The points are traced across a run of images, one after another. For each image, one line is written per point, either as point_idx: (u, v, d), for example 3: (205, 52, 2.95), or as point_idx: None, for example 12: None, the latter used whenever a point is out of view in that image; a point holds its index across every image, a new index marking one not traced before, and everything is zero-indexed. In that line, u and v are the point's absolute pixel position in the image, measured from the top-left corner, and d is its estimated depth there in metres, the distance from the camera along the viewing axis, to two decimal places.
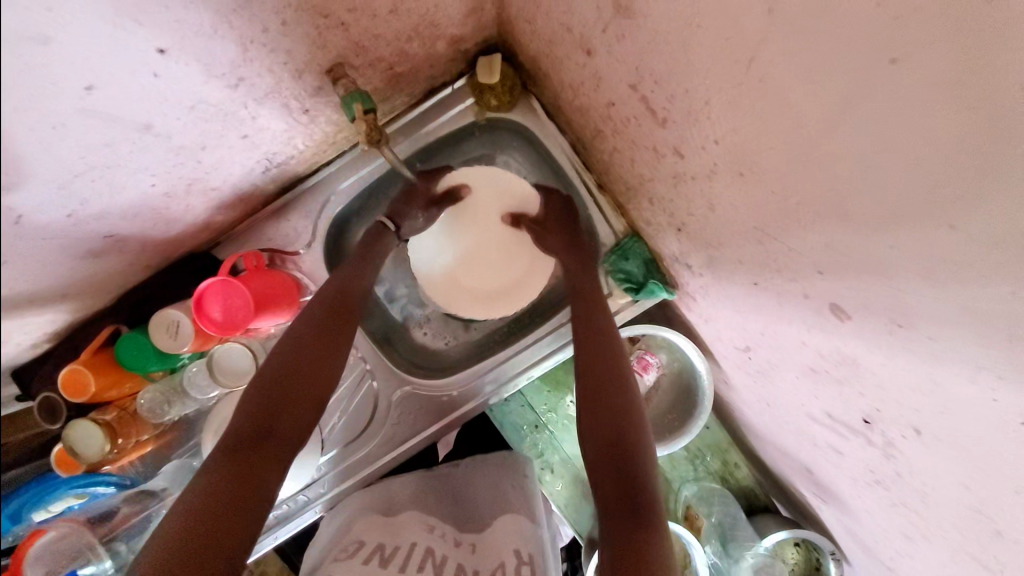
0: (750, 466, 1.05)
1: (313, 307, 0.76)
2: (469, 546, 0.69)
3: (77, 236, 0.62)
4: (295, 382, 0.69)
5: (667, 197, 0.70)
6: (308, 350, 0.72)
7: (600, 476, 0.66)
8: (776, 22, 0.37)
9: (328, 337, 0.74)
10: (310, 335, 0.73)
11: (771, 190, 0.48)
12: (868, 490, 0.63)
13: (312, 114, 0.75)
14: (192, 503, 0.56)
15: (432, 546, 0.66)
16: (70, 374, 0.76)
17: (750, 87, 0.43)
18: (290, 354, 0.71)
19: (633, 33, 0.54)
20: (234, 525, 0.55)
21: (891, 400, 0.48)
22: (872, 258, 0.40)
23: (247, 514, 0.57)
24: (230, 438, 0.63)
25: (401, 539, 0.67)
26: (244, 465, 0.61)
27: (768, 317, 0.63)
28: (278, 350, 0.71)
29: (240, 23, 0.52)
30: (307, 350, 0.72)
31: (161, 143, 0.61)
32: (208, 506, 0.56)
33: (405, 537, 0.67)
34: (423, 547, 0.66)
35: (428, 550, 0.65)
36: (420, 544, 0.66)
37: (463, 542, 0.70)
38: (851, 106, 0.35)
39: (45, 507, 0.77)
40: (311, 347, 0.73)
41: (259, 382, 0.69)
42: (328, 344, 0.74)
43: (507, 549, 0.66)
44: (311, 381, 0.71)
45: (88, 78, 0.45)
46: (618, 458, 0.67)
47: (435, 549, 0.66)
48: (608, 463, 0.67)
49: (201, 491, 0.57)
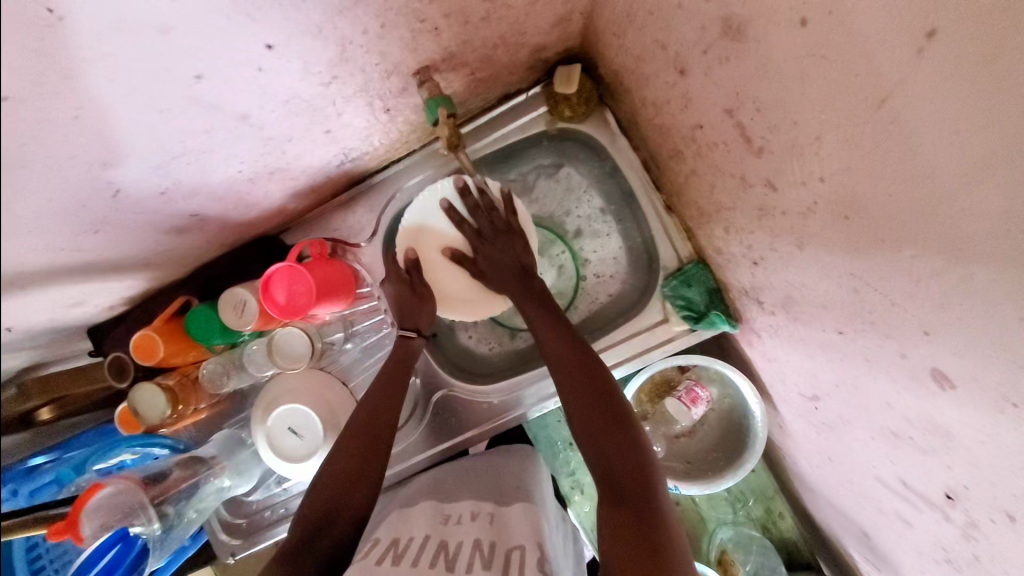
0: (795, 518, 0.98)
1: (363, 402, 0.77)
2: (486, 516, 0.65)
3: (166, 213, 0.66)
4: (355, 468, 0.70)
5: (748, 229, 0.66)
6: (360, 429, 0.74)
7: (608, 458, 0.65)
8: (924, 63, 0.33)
9: (371, 419, 0.75)
10: (361, 415, 0.75)
11: (878, 238, 0.44)
12: (935, 569, 0.57)
13: (392, 114, 0.76)
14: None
15: (447, 540, 0.60)
16: (142, 339, 0.80)
17: (875, 127, 0.39)
18: (346, 439, 0.73)
19: (739, 57, 0.52)
20: None
21: (984, 479, 0.43)
22: (994, 326, 0.36)
23: None
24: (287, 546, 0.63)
25: (414, 531, 0.62)
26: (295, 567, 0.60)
27: (849, 370, 0.58)
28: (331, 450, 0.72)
29: (343, 23, 0.53)
30: (358, 431, 0.73)
31: (253, 133, 0.63)
32: None
33: (417, 529, 0.62)
34: (438, 539, 0.60)
35: (442, 543, 0.59)
36: (434, 537, 0.60)
37: (481, 513, 0.66)
38: (1002, 160, 0.31)
39: (105, 459, 0.82)
40: (366, 428, 0.74)
41: (321, 475, 0.70)
42: (378, 426, 0.75)
43: (526, 535, 0.61)
44: (366, 461, 0.71)
45: (198, 67, 0.48)
46: (623, 443, 0.65)
47: (450, 542, 0.59)
48: (615, 448, 0.65)
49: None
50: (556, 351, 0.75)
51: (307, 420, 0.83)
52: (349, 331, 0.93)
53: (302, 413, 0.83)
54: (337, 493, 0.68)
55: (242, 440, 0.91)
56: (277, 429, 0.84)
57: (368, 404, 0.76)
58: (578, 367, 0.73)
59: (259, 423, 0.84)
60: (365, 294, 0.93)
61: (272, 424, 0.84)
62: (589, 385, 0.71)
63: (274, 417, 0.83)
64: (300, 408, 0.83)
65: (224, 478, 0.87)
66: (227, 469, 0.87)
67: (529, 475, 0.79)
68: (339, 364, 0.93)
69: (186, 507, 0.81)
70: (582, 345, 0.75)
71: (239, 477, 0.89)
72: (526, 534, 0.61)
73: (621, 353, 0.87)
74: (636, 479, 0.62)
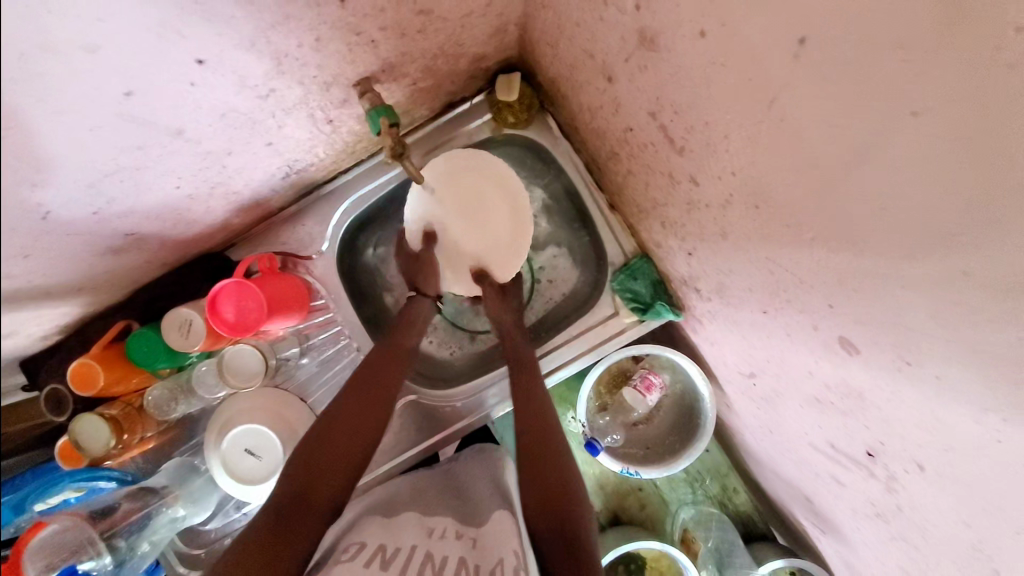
0: (749, 492, 1.05)
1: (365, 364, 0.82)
2: (467, 534, 0.64)
3: (100, 234, 0.64)
4: (327, 462, 0.70)
5: (680, 221, 0.71)
6: (341, 430, 0.73)
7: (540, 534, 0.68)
8: (801, 67, 0.38)
9: (376, 392, 0.79)
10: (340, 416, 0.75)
11: (785, 223, 0.49)
12: (868, 524, 0.63)
13: (335, 124, 0.77)
14: (250, 535, 0.61)
15: (433, 551, 0.60)
16: (81, 367, 0.76)
17: (771, 125, 0.44)
18: (313, 443, 0.71)
19: (656, 64, 0.56)
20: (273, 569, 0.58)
21: (895, 433, 0.48)
22: (884, 297, 0.41)
23: (292, 551, 0.60)
24: (282, 496, 0.66)
25: (402, 541, 0.62)
26: (296, 516, 0.64)
27: (776, 345, 0.64)
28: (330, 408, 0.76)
29: (277, 38, 0.54)
30: (335, 435, 0.73)
31: (190, 148, 0.62)
32: (259, 541, 0.60)
33: (405, 538, 0.62)
34: (424, 551, 0.60)
35: (428, 555, 0.59)
36: (420, 547, 0.61)
37: (463, 533, 0.64)
38: (869, 147, 0.36)
39: (45, 498, 0.75)
40: (369, 393, 0.78)
41: (292, 466, 0.69)
42: (381, 400, 0.79)
43: (505, 546, 0.61)
44: (338, 461, 0.71)
45: (128, 84, 0.47)
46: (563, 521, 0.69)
47: (436, 553, 0.60)
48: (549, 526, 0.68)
49: (260, 530, 0.61)
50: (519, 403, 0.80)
51: (265, 440, 0.81)
52: (304, 345, 0.92)
53: (260, 432, 0.81)
54: (310, 483, 0.67)
55: (196, 468, 0.87)
56: (232, 451, 0.81)
57: (349, 409, 0.76)
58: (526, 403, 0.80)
59: (212, 447, 0.82)
60: (319, 306, 0.92)
61: (227, 446, 0.81)
62: (550, 467, 0.74)
63: (229, 439, 0.81)
64: (256, 427, 0.81)
65: (178, 508, 0.83)
66: (181, 498, 0.83)
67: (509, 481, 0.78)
68: (295, 380, 0.92)
69: (138, 540, 0.77)
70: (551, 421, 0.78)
71: (193, 506, 0.85)
72: (506, 542, 0.61)
73: (578, 347, 0.91)
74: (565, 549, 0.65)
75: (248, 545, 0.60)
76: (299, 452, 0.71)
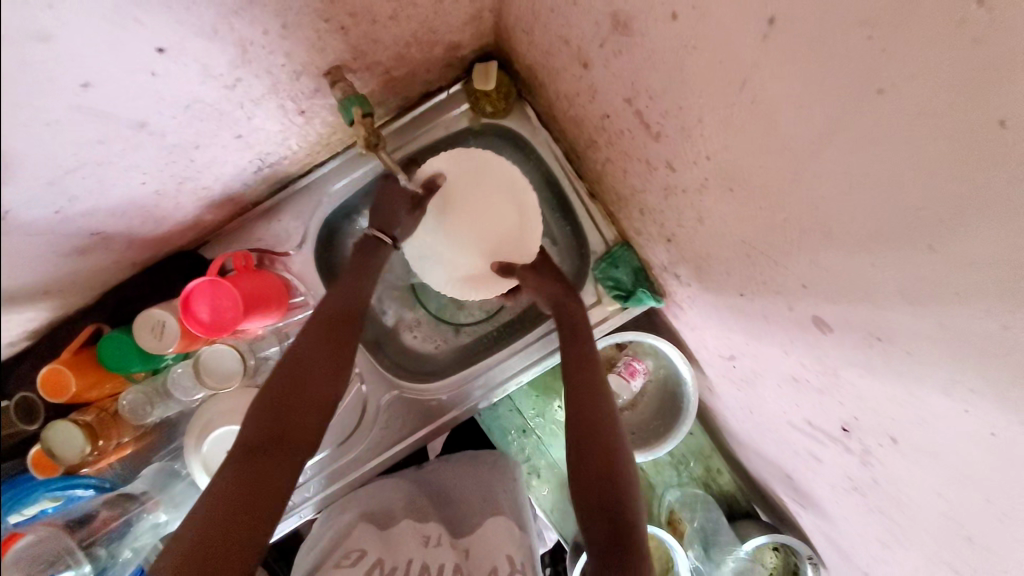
0: (732, 472, 1.07)
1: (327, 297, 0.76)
2: (460, 544, 0.66)
3: (63, 234, 0.61)
4: (290, 415, 0.67)
5: (658, 207, 0.72)
6: (307, 383, 0.69)
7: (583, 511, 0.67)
8: (769, 48, 0.39)
9: (342, 331, 0.74)
10: (305, 367, 0.70)
11: (758, 206, 0.50)
12: (846, 497, 0.65)
13: (307, 116, 0.75)
14: (220, 485, 0.60)
15: (429, 561, 0.61)
16: (50, 373, 0.73)
17: (743, 108, 0.45)
18: (275, 397, 0.67)
19: (630, 49, 0.56)
20: (247, 520, 0.58)
21: (868, 408, 0.50)
22: (854, 275, 0.42)
23: (267, 503, 0.60)
24: (247, 441, 0.64)
25: (398, 556, 0.62)
26: (264, 463, 0.63)
27: (753, 327, 0.65)
28: (294, 345, 0.72)
29: (241, 24, 0.52)
30: (300, 388, 0.69)
31: (155, 141, 0.60)
32: (229, 491, 0.59)
33: (401, 553, 0.63)
34: (420, 561, 0.61)
35: (425, 567, 0.60)
36: (416, 560, 0.61)
37: (456, 543, 0.66)
38: (836, 127, 0.37)
39: (20, 510, 0.74)
40: (336, 333, 0.74)
41: (254, 420, 0.66)
42: (345, 337, 0.74)
43: (498, 554, 0.63)
44: (303, 415, 0.68)
45: (84, 75, 0.45)
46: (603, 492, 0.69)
47: (432, 563, 0.61)
48: (593, 506, 0.67)
49: (230, 483, 0.60)
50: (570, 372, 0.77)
51: None
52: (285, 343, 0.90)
53: None
54: (275, 439, 0.65)
55: (176, 472, 0.86)
56: (214, 454, 0.81)
57: (316, 361, 0.71)
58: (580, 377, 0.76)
59: (191, 451, 0.81)
60: (298, 303, 0.90)
61: (208, 449, 0.82)
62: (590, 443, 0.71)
63: (210, 442, 0.81)
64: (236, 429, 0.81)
65: (160, 513, 0.83)
66: (161, 503, 0.83)
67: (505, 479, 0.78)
68: None
69: (119, 547, 0.78)
70: (599, 394, 0.74)
71: (176, 511, 0.84)
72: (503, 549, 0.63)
73: None
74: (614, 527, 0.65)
75: (216, 493, 0.59)
76: (260, 402, 0.67)
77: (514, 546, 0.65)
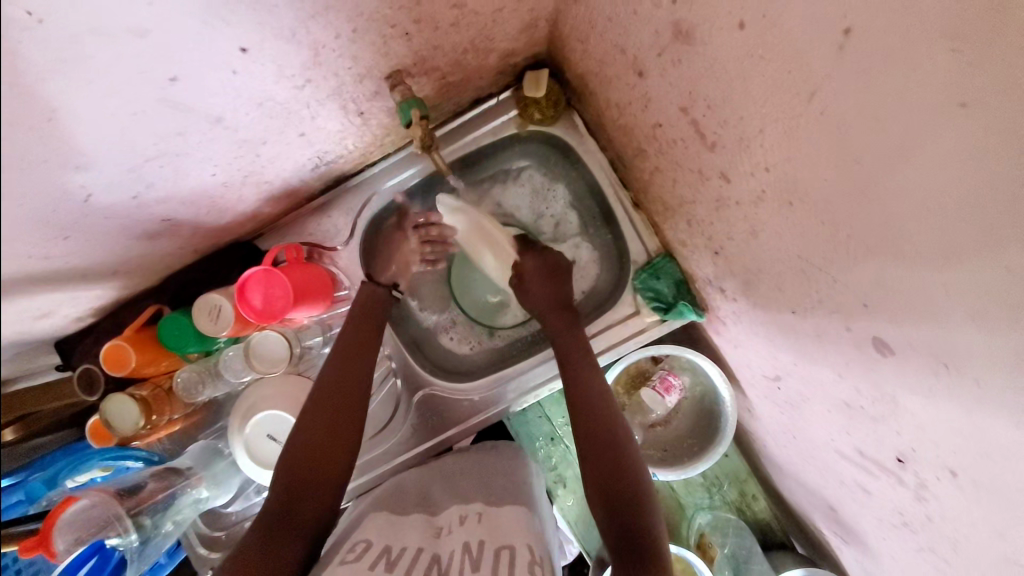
0: (768, 499, 1.03)
1: (340, 342, 0.81)
2: (475, 517, 0.67)
3: (137, 219, 0.66)
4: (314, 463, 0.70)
5: (708, 220, 0.71)
6: (333, 411, 0.74)
7: None
8: (844, 58, 0.38)
9: (354, 372, 0.78)
10: (329, 400, 0.75)
11: (818, 219, 0.49)
12: (894, 533, 0.61)
13: (365, 117, 0.78)
14: (248, 547, 0.62)
15: (439, 552, 0.60)
16: (113, 349, 0.78)
17: (809, 119, 0.43)
18: (300, 447, 0.70)
19: (690, 58, 0.56)
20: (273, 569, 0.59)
21: (928, 441, 0.47)
22: (921, 295, 0.40)
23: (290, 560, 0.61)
24: (273, 505, 0.66)
25: (406, 540, 0.63)
26: (283, 524, 0.65)
27: (805, 346, 0.63)
28: (311, 395, 0.75)
29: (316, 28, 0.55)
30: (324, 418, 0.73)
31: (227, 136, 0.64)
32: (255, 550, 0.61)
33: (410, 540, 0.63)
34: (431, 552, 0.60)
35: (433, 556, 0.59)
36: (426, 551, 0.60)
37: (470, 516, 0.67)
38: (912, 141, 0.35)
39: (73, 476, 0.80)
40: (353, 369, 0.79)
41: (285, 459, 0.70)
42: (359, 377, 0.78)
43: (517, 536, 0.63)
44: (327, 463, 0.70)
45: (172, 70, 0.49)
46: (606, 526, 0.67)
47: (442, 554, 0.60)
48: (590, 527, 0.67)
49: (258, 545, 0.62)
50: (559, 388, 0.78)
51: (286, 427, 0.84)
52: (328, 335, 0.95)
53: (281, 418, 0.84)
54: (300, 482, 0.68)
55: (219, 451, 0.90)
56: (256, 436, 0.84)
57: (330, 409, 0.74)
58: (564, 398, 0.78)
59: (235, 432, 0.85)
60: (342, 297, 0.94)
61: (250, 431, 0.85)
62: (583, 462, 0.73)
63: (252, 425, 0.84)
64: (279, 414, 0.84)
65: (202, 489, 0.86)
66: (204, 479, 0.86)
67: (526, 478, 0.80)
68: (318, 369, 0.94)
69: (162, 520, 0.79)
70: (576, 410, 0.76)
71: (216, 488, 0.88)
72: (515, 535, 0.63)
73: (597, 344, 0.90)
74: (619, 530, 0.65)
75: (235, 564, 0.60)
76: (287, 461, 0.70)
77: (535, 541, 0.63)
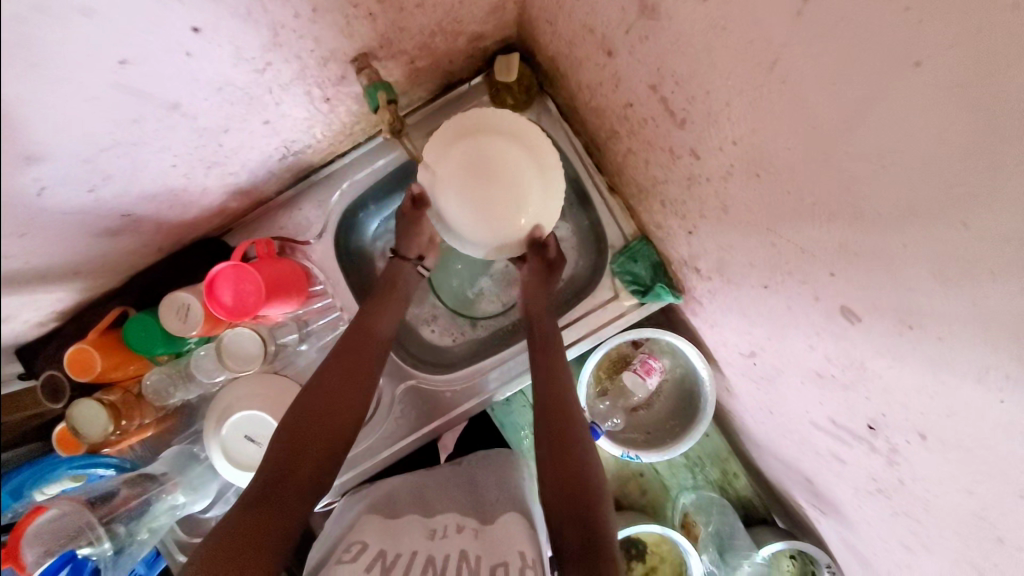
0: (749, 476, 1.05)
1: (343, 337, 0.78)
2: (472, 532, 0.64)
3: (97, 214, 0.63)
4: (297, 456, 0.67)
5: (681, 199, 0.71)
6: (326, 405, 0.71)
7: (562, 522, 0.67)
8: (802, 24, 0.38)
9: (355, 369, 0.75)
10: (325, 395, 0.72)
11: (784, 189, 0.50)
12: (869, 499, 0.63)
13: (333, 103, 0.76)
14: (229, 531, 0.58)
15: (434, 554, 0.60)
16: (76, 354, 0.75)
17: (772, 88, 0.44)
18: (287, 438, 0.67)
19: (656, 34, 0.56)
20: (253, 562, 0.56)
21: (896, 402, 0.49)
22: (884, 258, 0.41)
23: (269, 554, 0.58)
24: (253, 493, 0.63)
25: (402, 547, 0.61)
26: (263, 512, 0.61)
27: (777, 320, 0.64)
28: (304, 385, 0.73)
29: (274, 7, 0.53)
30: (316, 413, 0.70)
31: (188, 123, 0.62)
32: (232, 535, 0.58)
33: (406, 544, 0.62)
34: (426, 554, 0.60)
35: (429, 559, 0.59)
36: (421, 554, 0.60)
37: (466, 528, 0.65)
38: (869, 104, 0.36)
39: (40, 489, 0.76)
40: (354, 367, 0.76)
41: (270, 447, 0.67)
42: (360, 374, 0.76)
43: (510, 548, 0.60)
44: (308, 457, 0.67)
45: (122, 52, 0.46)
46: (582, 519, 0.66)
47: (438, 556, 0.59)
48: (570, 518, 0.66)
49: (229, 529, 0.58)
50: (547, 376, 0.78)
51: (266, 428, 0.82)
52: (304, 331, 0.92)
53: (260, 419, 0.82)
54: (281, 472, 0.65)
55: (195, 455, 0.87)
56: (232, 438, 0.82)
57: (322, 402, 0.71)
58: (557, 382, 0.78)
59: (211, 433, 0.82)
60: (318, 291, 0.91)
61: (227, 433, 0.82)
62: (574, 453, 0.72)
63: (229, 426, 0.82)
64: (258, 414, 0.81)
65: (178, 495, 0.82)
66: (181, 485, 0.83)
67: (517, 476, 0.78)
68: (295, 367, 0.92)
69: (137, 527, 0.76)
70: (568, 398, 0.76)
71: (195, 494, 0.84)
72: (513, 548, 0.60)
73: (579, 328, 0.90)
74: (591, 526, 0.65)
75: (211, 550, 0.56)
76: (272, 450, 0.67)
77: (528, 546, 0.60)
